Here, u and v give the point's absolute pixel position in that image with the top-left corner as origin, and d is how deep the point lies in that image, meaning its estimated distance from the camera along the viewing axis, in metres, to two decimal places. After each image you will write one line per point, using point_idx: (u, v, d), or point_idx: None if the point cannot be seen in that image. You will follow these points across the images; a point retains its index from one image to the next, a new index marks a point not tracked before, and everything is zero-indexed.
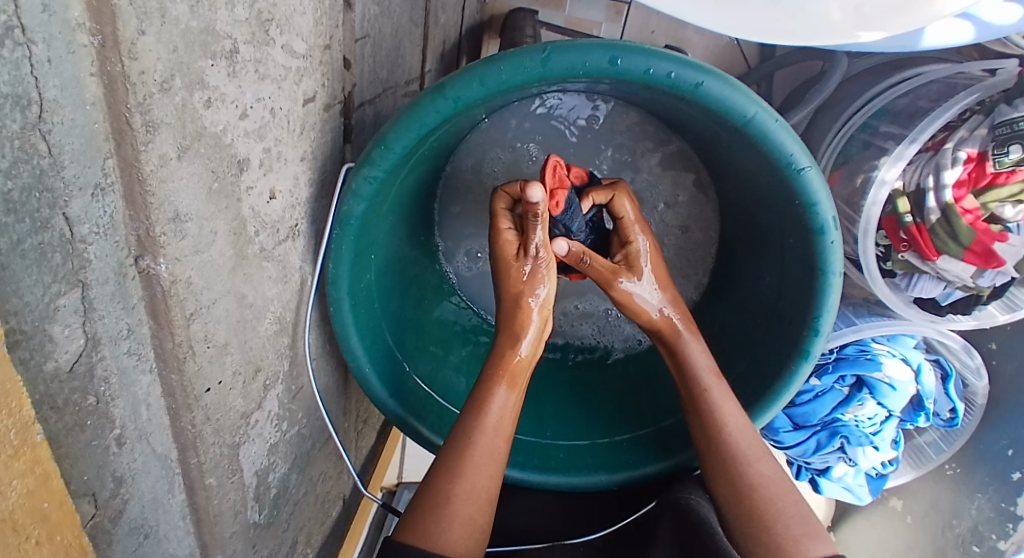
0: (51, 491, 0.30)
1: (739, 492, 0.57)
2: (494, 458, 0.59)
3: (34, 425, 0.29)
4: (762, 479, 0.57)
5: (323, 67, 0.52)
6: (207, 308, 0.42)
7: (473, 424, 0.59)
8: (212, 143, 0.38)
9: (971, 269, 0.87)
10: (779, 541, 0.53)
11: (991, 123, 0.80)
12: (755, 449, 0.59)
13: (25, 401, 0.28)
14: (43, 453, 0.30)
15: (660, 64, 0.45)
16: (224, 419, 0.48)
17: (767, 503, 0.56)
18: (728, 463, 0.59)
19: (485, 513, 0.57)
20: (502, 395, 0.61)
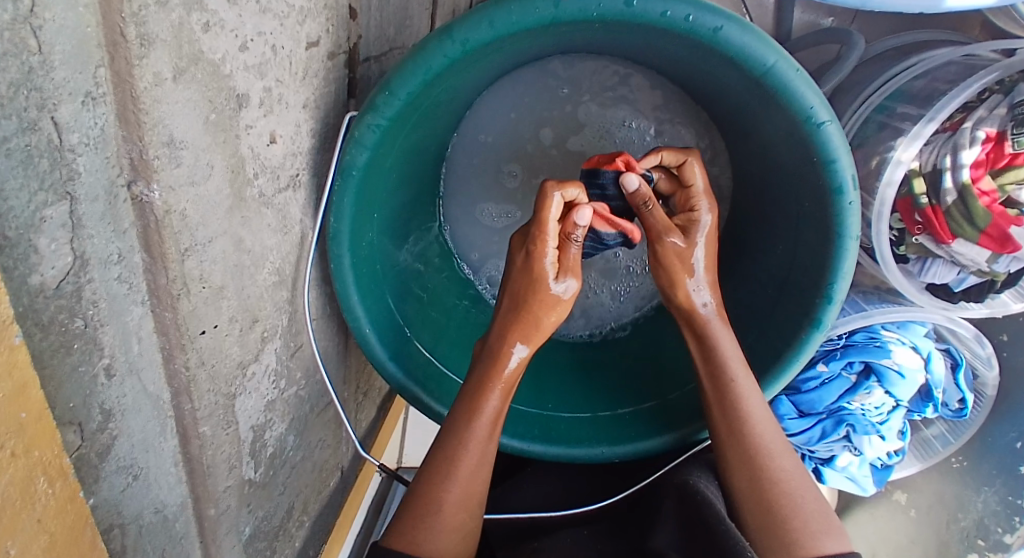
0: (29, 401, 0.27)
1: (757, 486, 0.56)
2: (484, 462, 0.58)
3: (12, 327, 0.25)
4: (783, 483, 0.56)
5: (328, 12, 0.51)
6: (203, 247, 0.41)
7: (463, 429, 0.58)
8: (210, 71, 0.37)
9: (986, 254, 0.85)
10: (793, 536, 0.52)
11: (1012, 102, 0.79)
12: (779, 446, 0.57)
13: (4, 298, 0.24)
14: (20, 358, 0.26)
15: (678, 6, 0.44)
16: (219, 367, 0.47)
17: (786, 505, 0.54)
18: (750, 460, 0.57)
19: (474, 515, 0.57)
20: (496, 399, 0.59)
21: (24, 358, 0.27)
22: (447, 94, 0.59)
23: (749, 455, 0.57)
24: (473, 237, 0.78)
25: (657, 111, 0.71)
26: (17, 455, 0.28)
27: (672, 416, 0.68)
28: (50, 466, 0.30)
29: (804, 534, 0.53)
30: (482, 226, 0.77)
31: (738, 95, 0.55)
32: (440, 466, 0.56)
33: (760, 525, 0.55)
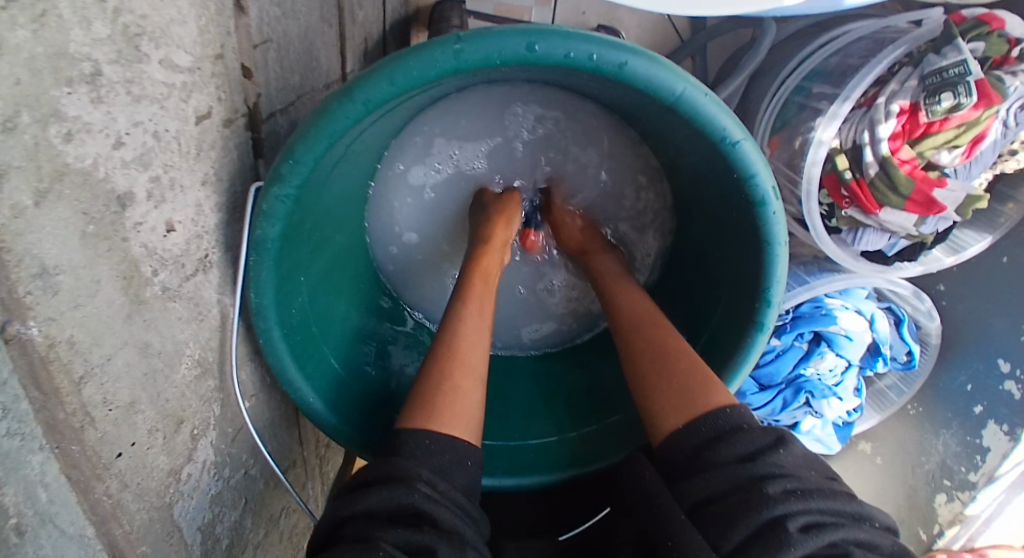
0: None
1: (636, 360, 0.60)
2: (481, 330, 0.59)
3: None
4: (667, 337, 0.60)
5: (216, 79, 0.46)
6: (102, 367, 0.37)
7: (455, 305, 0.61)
8: (80, 181, 0.34)
9: (913, 219, 0.88)
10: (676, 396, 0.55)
11: (921, 74, 0.81)
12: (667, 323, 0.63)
13: None
14: None
15: (579, 46, 0.42)
16: (147, 482, 0.44)
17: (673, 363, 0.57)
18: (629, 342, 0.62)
19: (479, 384, 0.55)
20: (480, 280, 0.64)
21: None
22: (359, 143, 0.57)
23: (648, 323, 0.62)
24: (412, 274, 0.77)
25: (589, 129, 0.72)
26: None
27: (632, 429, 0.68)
28: None
29: (694, 390, 0.54)
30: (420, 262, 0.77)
31: (652, 115, 0.55)
32: (433, 365, 0.55)
33: (661, 389, 0.56)
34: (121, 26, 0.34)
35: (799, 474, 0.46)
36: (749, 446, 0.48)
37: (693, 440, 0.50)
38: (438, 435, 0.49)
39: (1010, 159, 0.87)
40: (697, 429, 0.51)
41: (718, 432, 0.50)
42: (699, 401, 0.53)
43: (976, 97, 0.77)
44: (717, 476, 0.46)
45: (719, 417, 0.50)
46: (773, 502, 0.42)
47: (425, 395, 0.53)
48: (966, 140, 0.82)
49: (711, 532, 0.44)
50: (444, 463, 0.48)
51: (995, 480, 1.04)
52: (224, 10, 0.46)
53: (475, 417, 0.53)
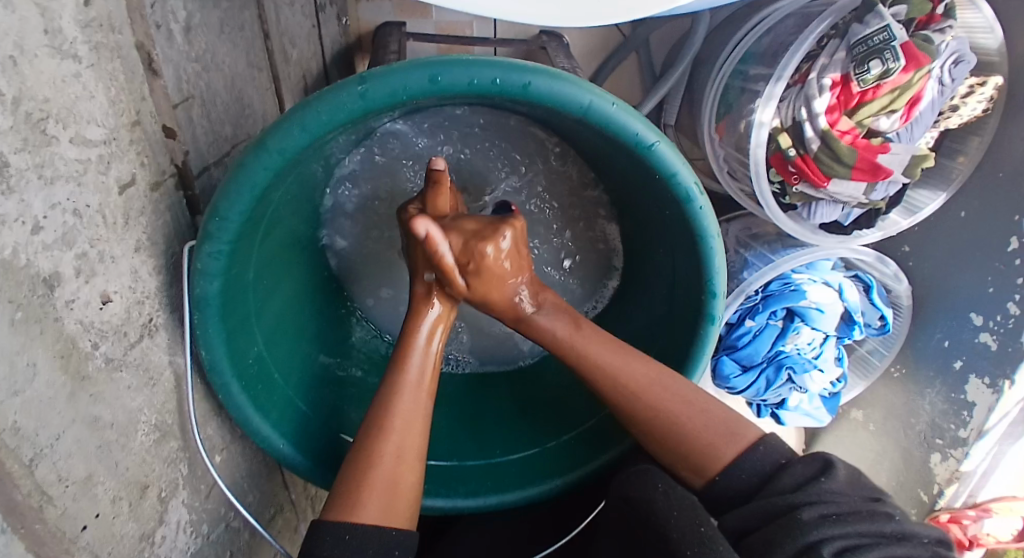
0: None
1: (642, 416, 0.61)
2: (418, 419, 0.60)
3: None
4: (681, 416, 0.59)
5: (136, 145, 0.47)
6: (52, 446, 0.38)
7: (392, 384, 0.60)
8: (3, 272, 0.34)
9: (862, 186, 0.89)
10: (700, 456, 0.58)
11: (848, 45, 0.83)
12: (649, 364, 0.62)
13: None
14: None
15: (481, 72, 0.44)
16: (117, 550, 0.44)
17: (680, 422, 0.59)
18: (638, 406, 0.61)
19: (411, 475, 0.58)
20: (420, 352, 0.62)
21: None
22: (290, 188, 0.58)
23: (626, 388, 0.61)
24: (375, 307, 0.78)
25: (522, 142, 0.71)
26: None
27: (607, 433, 0.70)
28: None
29: (711, 440, 0.58)
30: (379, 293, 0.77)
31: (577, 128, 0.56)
32: (355, 458, 0.57)
33: (677, 453, 0.59)
34: (24, 114, 0.35)
35: (837, 499, 0.49)
36: (794, 480, 0.52)
37: (736, 484, 0.55)
38: (360, 528, 0.53)
39: (952, 115, 0.89)
40: (738, 473, 0.55)
41: (758, 477, 0.55)
42: (712, 456, 0.57)
43: (905, 60, 0.80)
44: (762, 507, 0.50)
45: (761, 456, 0.55)
46: (816, 526, 0.46)
47: (347, 481, 0.56)
48: (902, 104, 0.83)
49: (744, 547, 0.48)
50: (371, 556, 0.52)
51: (985, 435, 1.04)
52: (134, 78, 0.47)
53: (409, 502, 0.57)
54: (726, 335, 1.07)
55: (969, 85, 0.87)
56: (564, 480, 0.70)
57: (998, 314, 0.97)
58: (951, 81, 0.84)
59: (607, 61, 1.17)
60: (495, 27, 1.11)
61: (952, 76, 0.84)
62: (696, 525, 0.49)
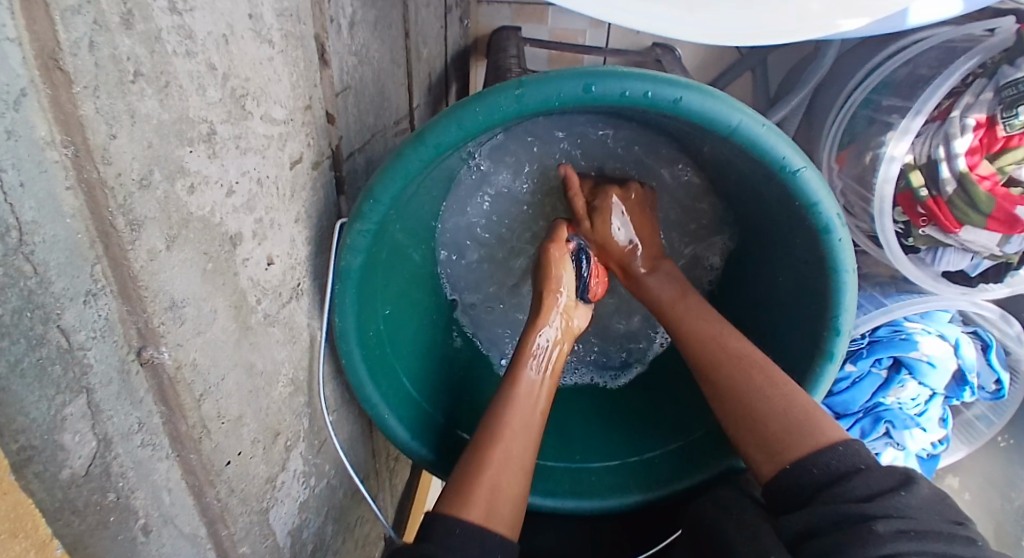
0: None
1: (722, 390, 0.63)
2: (529, 425, 0.64)
3: (51, 543, 0.31)
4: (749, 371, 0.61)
5: (306, 127, 0.52)
6: (217, 386, 0.42)
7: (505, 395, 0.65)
8: (201, 227, 0.39)
9: (995, 238, 0.81)
10: (771, 432, 0.58)
11: (996, 86, 0.77)
12: (749, 343, 0.64)
13: (39, 522, 0.30)
14: None
15: (635, 85, 0.45)
16: (249, 488, 0.49)
17: (759, 399, 0.60)
18: (708, 363, 0.65)
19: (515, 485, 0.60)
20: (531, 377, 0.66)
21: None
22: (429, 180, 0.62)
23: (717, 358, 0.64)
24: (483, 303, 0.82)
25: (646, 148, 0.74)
26: None
27: (695, 459, 0.70)
28: None
29: (784, 435, 0.57)
30: (486, 288, 0.82)
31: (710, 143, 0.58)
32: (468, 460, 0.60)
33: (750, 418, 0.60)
34: (230, 89, 0.40)
35: (913, 516, 0.47)
36: (867, 486, 0.50)
37: (807, 479, 0.53)
38: (466, 524, 0.54)
39: None
40: (808, 468, 0.53)
41: (830, 475, 0.52)
42: (783, 447, 0.56)
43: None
44: (825, 510, 0.49)
45: (840, 451, 0.53)
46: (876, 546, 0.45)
47: (468, 475, 0.59)
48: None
49: None
50: (472, 554, 0.52)
51: None
52: (312, 66, 0.51)
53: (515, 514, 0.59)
54: None
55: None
56: (642, 492, 0.71)
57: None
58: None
59: (721, 80, 1.16)
60: (609, 37, 1.11)
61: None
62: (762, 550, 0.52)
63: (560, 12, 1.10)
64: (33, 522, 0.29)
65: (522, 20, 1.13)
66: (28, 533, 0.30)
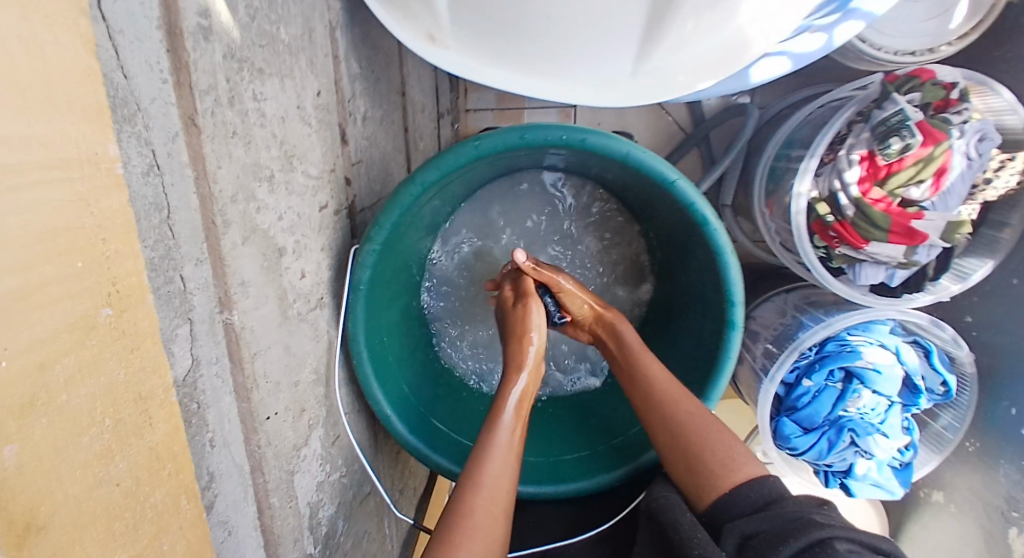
0: (180, 439, 0.44)
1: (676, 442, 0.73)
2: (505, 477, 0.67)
3: (170, 389, 0.43)
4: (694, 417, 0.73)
5: (331, 184, 0.69)
6: (264, 351, 0.57)
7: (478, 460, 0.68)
8: (261, 238, 0.56)
9: (900, 250, 0.92)
10: (706, 463, 0.69)
11: (870, 128, 0.92)
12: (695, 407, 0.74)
13: (165, 370, 0.42)
14: (174, 410, 0.43)
15: (554, 131, 0.66)
16: (281, 446, 0.62)
17: (703, 446, 0.70)
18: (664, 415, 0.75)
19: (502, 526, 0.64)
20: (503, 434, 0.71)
21: (174, 409, 0.44)
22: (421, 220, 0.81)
23: (662, 401, 0.76)
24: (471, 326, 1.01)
25: (584, 193, 0.98)
26: (174, 474, 0.44)
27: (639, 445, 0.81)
28: (185, 489, 0.45)
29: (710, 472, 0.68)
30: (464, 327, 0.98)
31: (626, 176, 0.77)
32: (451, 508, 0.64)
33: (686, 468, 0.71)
34: (284, 151, 0.58)
35: (836, 519, 0.58)
36: (791, 506, 0.60)
37: (736, 508, 0.63)
38: None
39: (987, 187, 0.94)
40: (741, 498, 0.64)
41: (753, 506, 0.63)
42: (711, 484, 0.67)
43: (921, 136, 0.88)
44: (774, 516, 0.59)
45: (755, 489, 0.64)
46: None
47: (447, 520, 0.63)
48: (928, 174, 0.89)
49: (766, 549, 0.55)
50: None
51: None
52: (336, 143, 0.69)
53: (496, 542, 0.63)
54: (786, 396, 1.07)
55: (1000, 159, 0.93)
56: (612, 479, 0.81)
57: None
58: (979, 154, 0.91)
59: (676, 151, 1.37)
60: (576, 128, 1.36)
61: (978, 151, 0.91)
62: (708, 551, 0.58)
63: (533, 110, 1.36)
64: (163, 366, 0.42)
65: (502, 119, 1.39)
66: (161, 376, 0.42)
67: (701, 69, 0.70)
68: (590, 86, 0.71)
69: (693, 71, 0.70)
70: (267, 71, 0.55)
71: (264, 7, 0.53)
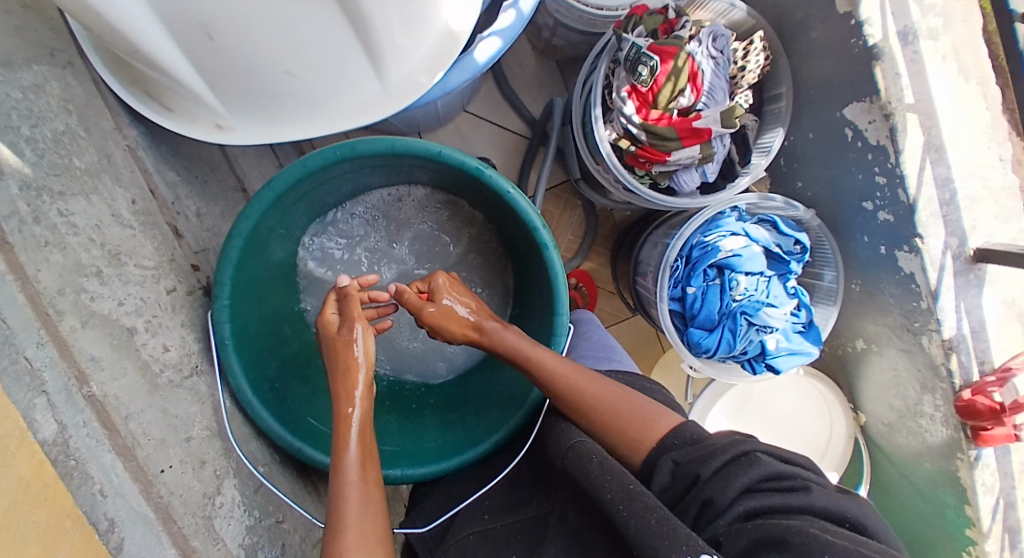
0: (45, 471, 0.50)
1: (589, 414, 0.73)
2: (374, 504, 0.66)
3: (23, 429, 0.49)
4: (605, 394, 0.73)
5: (174, 271, 0.79)
6: (137, 413, 0.64)
7: (339, 485, 0.66)
8: (104, 320, 0.63)
9: (697, 149, 1.02)
10: (623, 426, 0.70)
11: (623, 67, 1.01)
12: (610, 385, 0.75)
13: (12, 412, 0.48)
14: (34, 446, 0.50)
15: (327, 152, 0.67)
16: (187, 495, 0.67)
17: (617, 414, 0.71)
18: (572, 396, 0.75)
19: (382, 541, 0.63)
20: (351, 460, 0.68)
21: (37, 448, 0.50)
22: (265, 269, 0.82)
23: (570, 388, 0.75)
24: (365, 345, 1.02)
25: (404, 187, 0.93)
26: (49, 499, 0.49)
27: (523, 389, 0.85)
28: (69, 516, 0.51)
29: (637, 431, 0.69)
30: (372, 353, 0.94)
31: (415, 166, 0.79)
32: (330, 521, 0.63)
33: (617, 429, 0.70)
34: (107, 249, 0.67)
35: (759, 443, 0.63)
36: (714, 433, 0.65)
37: (674, 447, 0.65)
38: None
39: (744, 73, 1.04)
40: (670, 440, 0.66)
41: (688, 441, 0.65)
42: (650, 432, 0.68)
43: (659, 55, 0.99)
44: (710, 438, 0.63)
45: (674, 438, 0.66)
46: (763, 466, 0.56)
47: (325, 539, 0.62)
48: (684, 82, 1.01)
49: (699, 461, 0.60)
50: None
51: (942, 322, 0.94)
52: (168, 238, 0.80)
53: (377, 545, 0.63)
54: (682, 310, 1.13)
55: (743, 48, 1.05)
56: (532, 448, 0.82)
57: (876, 193, 0.97)
58: (720, 51, 1.04)
59: (524, 146, 1.48)
60: None
61: (718, 49, 1.04)
62: (625, 481, 0.57)
63: None
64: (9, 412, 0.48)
65: None
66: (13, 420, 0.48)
67: (434, 62, 0.78)
68: (358, 111, 0.79)
69: (430, 66, 0.79)
70: (69, 194, 0.63)
71: (49, 146, 0.63)
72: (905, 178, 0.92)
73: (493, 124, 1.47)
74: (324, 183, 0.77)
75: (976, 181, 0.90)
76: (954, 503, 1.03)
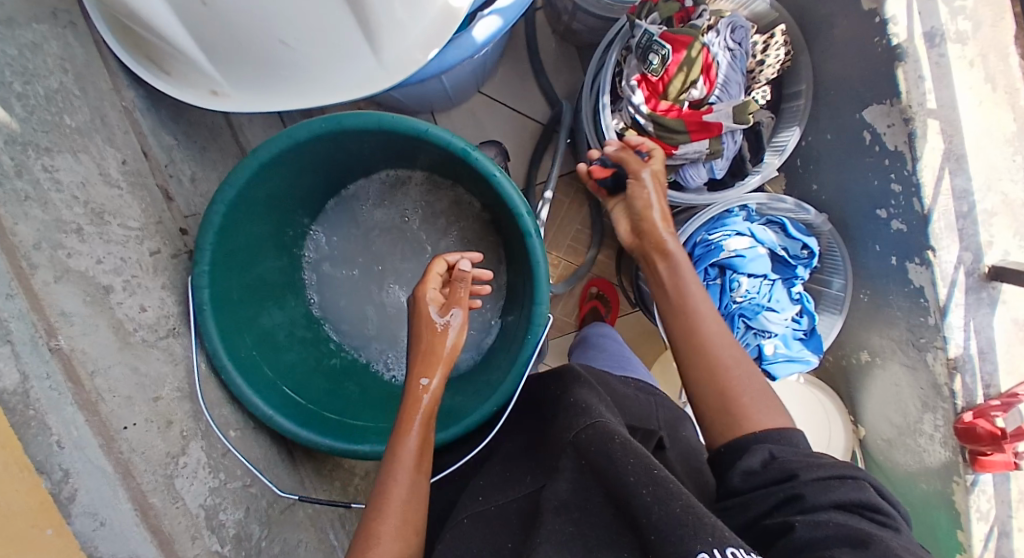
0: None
1: (713, 379, 0.68)
2: (415, 494, 0.64)
3: None
4: (737, 371, 0.68)
5: (159, 234, 0.78)
6: (105, 369, 0.63)
7: (393, 473, 0.63)
8: (79, 275, 0.63)
9: (705, 144, 0.99)
10: (738, 406, 0.66)
11: (635, 54, 0.98)
12: (734, 356, 0.69)
13: None
14: None
15: (316, 127, 0.65)
16: (150, 453, 0.65)
17: (734, 395, 0.66)
18: (702, 353, 0.70)
19: (413, 526, 0.62)
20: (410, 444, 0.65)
21: None
22: (256, 241, 0.77)
23: (693, 353, 0.70)
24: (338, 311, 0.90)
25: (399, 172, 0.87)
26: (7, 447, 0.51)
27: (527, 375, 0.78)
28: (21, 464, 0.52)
29: (753, 412, 0.65)
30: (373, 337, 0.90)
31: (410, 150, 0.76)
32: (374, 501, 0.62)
33: (730, 405, 0.66)
34: (90, 208, 0.67)
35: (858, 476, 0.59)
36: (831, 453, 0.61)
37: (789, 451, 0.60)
38: None
39: (762, 67, 1.00)
40: (757, 449, 0.61)
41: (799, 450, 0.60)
42: (753, 422, 0.64)
43: (671, 46, 0.96)
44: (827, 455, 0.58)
45: (784, 436, 0.62)
46: (867, 493, 0.52)
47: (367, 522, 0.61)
48: (697, 73, 0.97)
49: (805, 467, 0.55)
50: None
51: (947, 338, 0.90)
52: (156, 200, 0.80)
53: (409, 534, 0.61)
54: None
55: (762, 41, 1.00)
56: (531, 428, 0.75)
57: (890, 201, 0.93)
58: (738, 43, 1.00)
59: (536, 131, 1.45)
60: None
61: (736, 41, 1.00)
62: (653, 470, 0.52)
63: None
64: None
65: None
66: None
67: (431, 36, 0.75)
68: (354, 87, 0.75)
69: (426, 41, 0.75)
70: (56, 150, 0.64)
71: (40, 103, 0.64)
72: (921, 186, 0.87)
73: (506, 106, 1.43)
74: (317, 161, 0.75)
75: (994, 196, 0.86)
76: (947, 527, 1.00)
